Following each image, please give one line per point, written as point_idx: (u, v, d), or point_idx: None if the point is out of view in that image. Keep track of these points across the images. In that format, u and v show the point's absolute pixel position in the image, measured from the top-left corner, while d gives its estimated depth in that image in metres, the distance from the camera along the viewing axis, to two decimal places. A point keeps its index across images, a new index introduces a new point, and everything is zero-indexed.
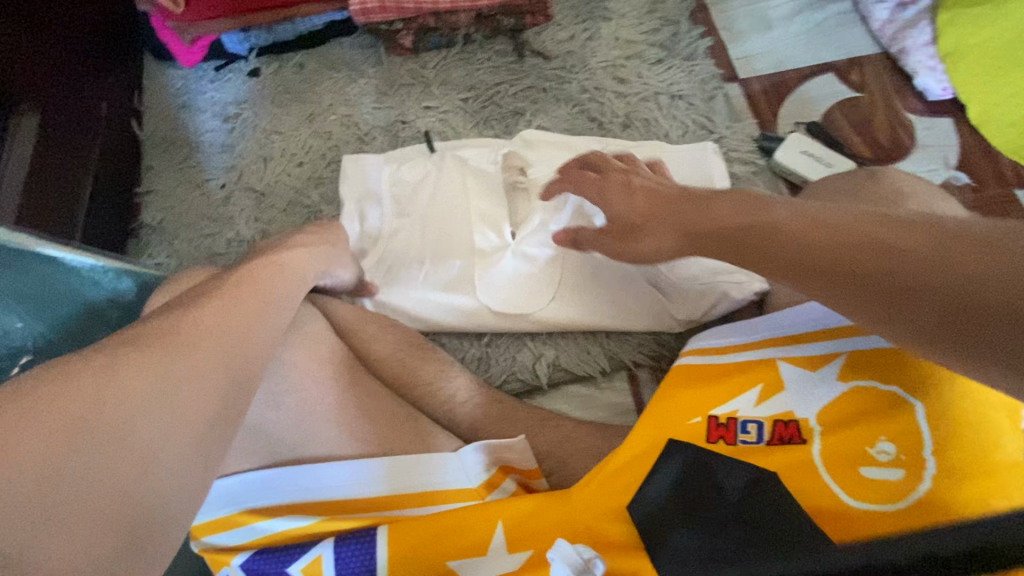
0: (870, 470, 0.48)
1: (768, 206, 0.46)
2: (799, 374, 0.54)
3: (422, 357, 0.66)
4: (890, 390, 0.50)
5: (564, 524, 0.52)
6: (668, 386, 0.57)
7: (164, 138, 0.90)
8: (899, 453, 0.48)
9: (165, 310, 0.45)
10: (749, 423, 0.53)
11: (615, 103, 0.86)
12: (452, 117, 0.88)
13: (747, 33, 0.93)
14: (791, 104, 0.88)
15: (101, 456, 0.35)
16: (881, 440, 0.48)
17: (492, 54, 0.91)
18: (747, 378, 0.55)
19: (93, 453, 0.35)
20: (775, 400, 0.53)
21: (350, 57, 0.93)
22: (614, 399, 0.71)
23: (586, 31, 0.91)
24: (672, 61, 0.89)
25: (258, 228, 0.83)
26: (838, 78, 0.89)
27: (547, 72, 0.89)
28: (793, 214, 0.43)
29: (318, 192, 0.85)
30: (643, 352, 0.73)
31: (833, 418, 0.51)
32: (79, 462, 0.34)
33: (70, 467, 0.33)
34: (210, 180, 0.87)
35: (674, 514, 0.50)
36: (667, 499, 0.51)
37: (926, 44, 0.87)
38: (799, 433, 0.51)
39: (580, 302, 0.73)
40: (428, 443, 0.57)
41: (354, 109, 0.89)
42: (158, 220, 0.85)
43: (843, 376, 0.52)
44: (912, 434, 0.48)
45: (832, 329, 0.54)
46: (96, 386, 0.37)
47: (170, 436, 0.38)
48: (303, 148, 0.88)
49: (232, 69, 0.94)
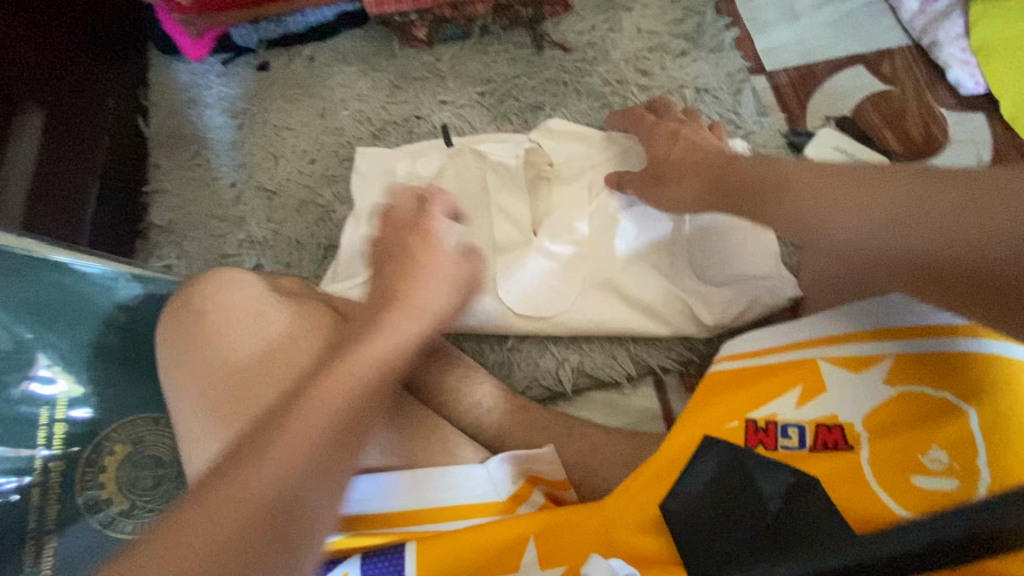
0: (921, 480, 0.44)
1: (819, 176, 0.51)
2: (843, 376, 0.50)
3: (445, 364, 0.64)
4: (941, 396, 0.46)
5: (594, 533, 0.50)
6: (702, 396, 0.55)
7: (170, 134, 0.87)
8: (954, 461, 0.43)
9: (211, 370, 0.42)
10: (789, 428, 0.50)
11: (638, 97, 0.83)
12: (468, 112, 0.85)
13: (773, 24, 0.89)
14: (819, 98, 0.84)
15: None
16: (933, 448, 0.44)
17: (509, 46, 0.88)
18: (787, 380, 0.52)
19: None
20: (818, 404, 0.50)
21: (363, 49, 0.90)
22: (640, 404, 0.70)
23: (607, 21, 0.88)
24: (696, 53, 0.86)
25: (270, 229, 0.81)
26: (868, 71, 0.86)
27: (566, 65, 0.86)
28: (840, 177, 0.49)
29: (331, 191, 0.82)
30: (671, 357, 0.71)
31: (879, 424, 0.47)
32: None
33: None
34: (220, 178, 0.84)
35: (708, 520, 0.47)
36: (702, 506, 0.47)
37: (957, 38, 0.83)
38: (845, 438, 0.48)
39: (604, 304, 0.70)
40: (454, 456, 0.55)
41: (367, 104, 0.87)
42: (167, 221, 0.82)
43: (890, 380, 0.48)
44: (967, 441, 0.43)
45: (881, 327, 0.51)
46: None
47: None
48: (315, 145, 0.85)
49: (240, 62, 0.91)
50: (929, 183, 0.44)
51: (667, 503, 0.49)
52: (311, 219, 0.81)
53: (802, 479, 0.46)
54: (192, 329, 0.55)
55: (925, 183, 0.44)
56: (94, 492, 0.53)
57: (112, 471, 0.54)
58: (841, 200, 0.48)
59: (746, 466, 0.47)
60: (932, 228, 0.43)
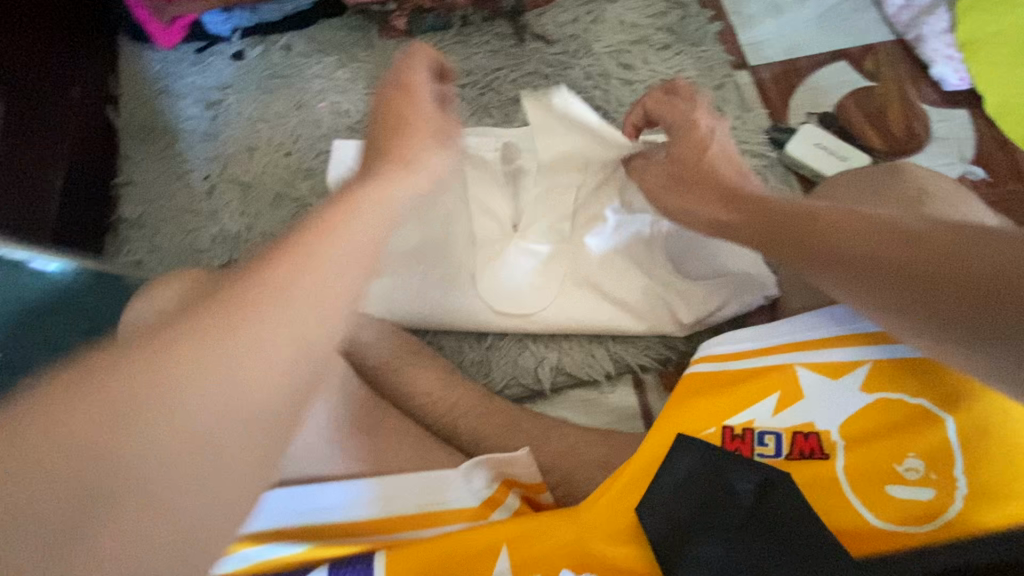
0: (898, 488, 0.46)
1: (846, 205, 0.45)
2: (820, 383, 0.50)
3: (421, 365, 0.63)
4: (917, 403, 0.47)
5: (570, 543, 0.49)
6: (680, 398, 0.54)
7: (141, 125, 0.85)
8: (930, 471, 0.45)
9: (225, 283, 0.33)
10: (766, 435, 0.50)
11: (620, 91, 0.82)
12: (448, 105, 0.83)
13: (757, 17, 0.88)
14: (802, 93, 0.84)
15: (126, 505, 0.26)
16: (909, 456, 0.46)
17: (490, 37, 0.86)
18: (764, 386, 0.52)
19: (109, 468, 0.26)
20: (795, 410, 0.50)
21: (340, 39, 0.88)
22: (618, 403, 0.69)
23: (590, 13, 0.87)
24: (680, 47, 0.84)
25: (244, 223, 0.79)
26: (851, 66, 0.85)
27: (548, 57, 0.85)
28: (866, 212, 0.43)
29: (307, 185, 0.80)
30: (649, 355, 0.70)
31: (856, 431, 0.48)
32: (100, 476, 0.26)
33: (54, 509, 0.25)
34: (193, 171, 0.82)
35: (687, 522, 0.46)
36: (677, 508, 0.47)
37: (942, 32, 0.84)
38: (820, 446, 0.49)
39: (580, 298, 0.69)
40: (428, 459, 0.54)
41: (344, 96, 0.85)
42: (137, 215, 0.80)
43: (867, 388, 0.49)
44: (943, 452, 0.45)
45: (859, 332, 0.51)
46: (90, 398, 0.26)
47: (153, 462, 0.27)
48: (291, 137, 0.83)
49: (214, 51, 0.88)
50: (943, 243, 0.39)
51: (640, 510, 0.48)
52: (285, 214, 0.79)
53: (774, 475, 0.47)
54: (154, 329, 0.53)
55: (942, 238, 0.39)
56: None
57: None
58: (844, 236, 0.43)
59: (720, 466, 0.48)
60: (939, 293, 0.38)
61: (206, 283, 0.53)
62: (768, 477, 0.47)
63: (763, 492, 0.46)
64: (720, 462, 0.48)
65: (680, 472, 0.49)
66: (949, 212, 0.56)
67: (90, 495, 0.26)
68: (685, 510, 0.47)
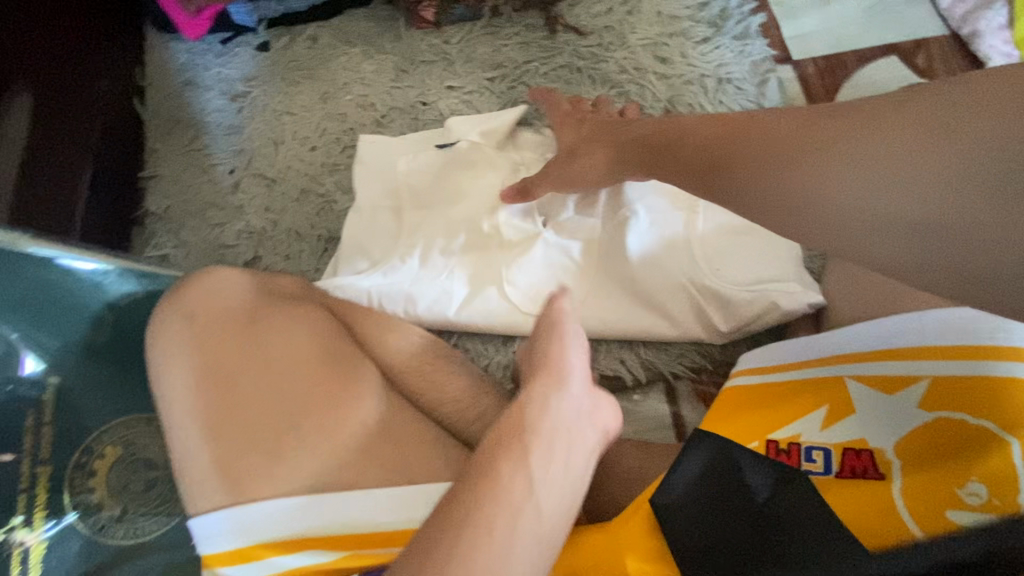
0: (956, 514, 0.40)
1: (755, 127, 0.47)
2: (870, 398, 0.48)
3: (450, 370, 0.60)
4: (981, 424, 0.42)
5: (607, 554, 0.48)
6: (720, 412, 0.55)
7: (167, 117, 0.84)
8: (993, 496, 0.39)
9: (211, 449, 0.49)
10: (813, 452, 0.48)
11: (656, 86, 0.79)
12: (476, 99, 0.81)
13: (802, 9, 0.84)
14: (847, 90, 0.80)
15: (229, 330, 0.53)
16: (971, 481, 0.40)
17: (521, 28, 0.84)
18: (809, 402, 0.50)
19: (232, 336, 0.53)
20: (844, 427, 0.48)
21: (367, 30, 0.86)
22: (650, 411, 0.67)
23: (625, 4, 0.83)
24: (720, 40, 0.81)
25: (270, 218, 0.78)
26: (902, 61, 0.81)
27: (581, 50, 0.82)
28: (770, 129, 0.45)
29: (333, 180, 0.79)
30: (683, 363, 0.68)
31: (912, 452, 0.44)
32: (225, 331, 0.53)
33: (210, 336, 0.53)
34: (218, 165, 0.81)
35: (699, 524, 0.44)
36: (694, 516, 0.45)
37: (1000, 29, 0.78)
38: (874, 466, 0.45)
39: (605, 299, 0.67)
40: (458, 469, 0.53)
41: (371, 89, 0.83)
42: (163, 208, 0.79)
43: (925, 405, 0.45)
44: (1009, 474, 0.39)
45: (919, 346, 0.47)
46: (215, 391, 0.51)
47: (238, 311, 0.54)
48: (317, 131, 0.81)
49: (240, 42, 0.87)
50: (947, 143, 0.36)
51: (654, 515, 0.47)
52: (314, 210, 0.78)
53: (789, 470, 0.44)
54: (188, 328, 0.53)
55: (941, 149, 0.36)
56: (84, 496, 0.51)
57: (102, 476, 0.52)
58: (812, 170, 0.41)
59: (734, 458, 0.46)
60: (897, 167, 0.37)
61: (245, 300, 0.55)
62: (785, 475, 0.44)
63: (779, 489, 0.43)
64: (735, 458, 0.46)
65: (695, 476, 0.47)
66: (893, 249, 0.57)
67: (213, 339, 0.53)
68: (696, 510, 0.45)
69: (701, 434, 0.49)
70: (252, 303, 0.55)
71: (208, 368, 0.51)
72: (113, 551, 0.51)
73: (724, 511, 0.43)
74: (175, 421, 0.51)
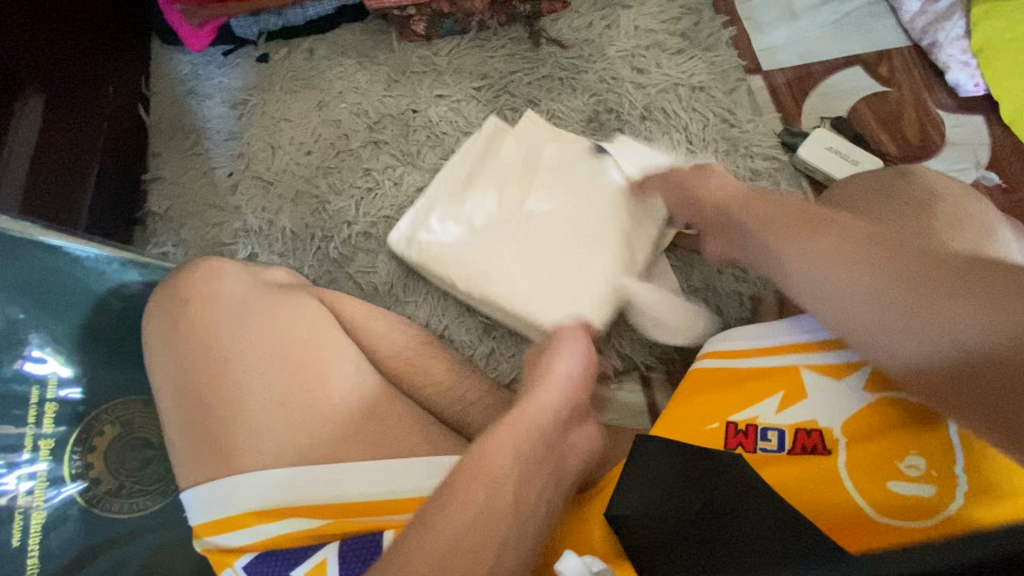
0: (898, 484, 0.45)
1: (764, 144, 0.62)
2: (823, 382, 0.51)
3: (433, 356, 0.63)
4: (920, 404, 0.48)
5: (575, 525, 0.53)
6: (683, 397, 0.57)
7: (170, 123, 0.88)
8: (931, 468, 0.45)
9: (207, 422, 0.53)
10: (769, 431, 0.51)
11: (633, 94, 0.84)
12: (464, 107, 0.85)
13: (770, 23, 0.89)
14: (815, 97, 0.84)
15: (213, 321, 0.56)
16: (910, 454, 0.46)
17: (507, 41, 0.89)
18: (768, 385, 0.53)
19: (214, 326, 0.56)
20: (798, 409, 0.51)
21: (361, 43, 0.91)
22: (626, 400, 0.70)
23: (604, 19, 0.88)
24: (693, 52, 0.86)
25: (265, 219, 0.82)
26: (866, 71, 0.85)
27: (563, 61, 0.86)
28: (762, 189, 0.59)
29: (327, 182, 0.83)
30: (654, 353, 0.72)
31: (859, 429, 0.49)
32: (207, 323, 0.56)
33: (197, 328, 0.56)
34: (218, 168, 0.85)
35: (657, 511, 0.48)
36: (650, 502, 0.49)
37: (958, 38, 0.83)
38: (822, 443, 0.49)
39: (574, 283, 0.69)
40: (437, 444, 0.55)
41: (364, 98, 0.87)
42: (164, 208, 0.83)
43: (870, 388, 0.50)
44: (943, 451, 0.45)
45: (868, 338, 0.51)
46: (197, 376, 0.55)
47: (223, 304, 0.57)
48: (312, 137, 0.86)
49: (241, 54, 0.92)
50: (948, 274, 0.40)
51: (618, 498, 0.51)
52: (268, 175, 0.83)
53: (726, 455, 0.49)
54: (182, 312, 0.57)
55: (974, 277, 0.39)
56: (81, 471, 0.54)
57: (100, 451, 0.55)
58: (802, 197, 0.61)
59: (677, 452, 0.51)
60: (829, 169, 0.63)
61: (241, 288, 0.59)
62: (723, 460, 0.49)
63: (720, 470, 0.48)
64: (679, 452, 0.51)
65: (654, 471, 0.51)
66: (955, 212, 0.59)
67: (192, 330, 0.56)
68: (652, 498, 0.50)
69: (645, 441, 0.53)
70: (243, 293, 0.58)
71: (202, 352, 0.55)
72: (107, 524, 0.53)
73: (673, 495, 0.49)
74: (169, 401, 0.55)
